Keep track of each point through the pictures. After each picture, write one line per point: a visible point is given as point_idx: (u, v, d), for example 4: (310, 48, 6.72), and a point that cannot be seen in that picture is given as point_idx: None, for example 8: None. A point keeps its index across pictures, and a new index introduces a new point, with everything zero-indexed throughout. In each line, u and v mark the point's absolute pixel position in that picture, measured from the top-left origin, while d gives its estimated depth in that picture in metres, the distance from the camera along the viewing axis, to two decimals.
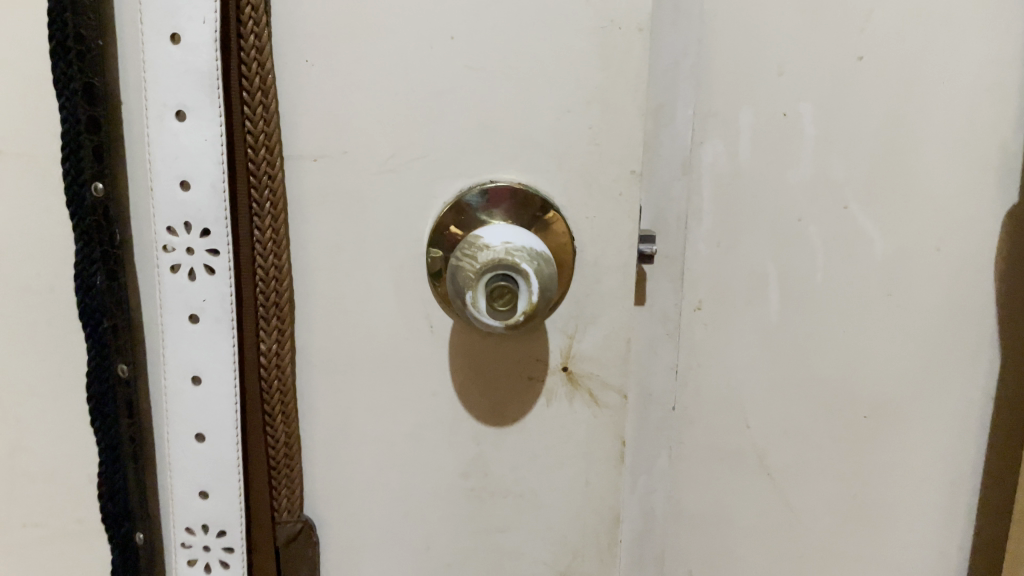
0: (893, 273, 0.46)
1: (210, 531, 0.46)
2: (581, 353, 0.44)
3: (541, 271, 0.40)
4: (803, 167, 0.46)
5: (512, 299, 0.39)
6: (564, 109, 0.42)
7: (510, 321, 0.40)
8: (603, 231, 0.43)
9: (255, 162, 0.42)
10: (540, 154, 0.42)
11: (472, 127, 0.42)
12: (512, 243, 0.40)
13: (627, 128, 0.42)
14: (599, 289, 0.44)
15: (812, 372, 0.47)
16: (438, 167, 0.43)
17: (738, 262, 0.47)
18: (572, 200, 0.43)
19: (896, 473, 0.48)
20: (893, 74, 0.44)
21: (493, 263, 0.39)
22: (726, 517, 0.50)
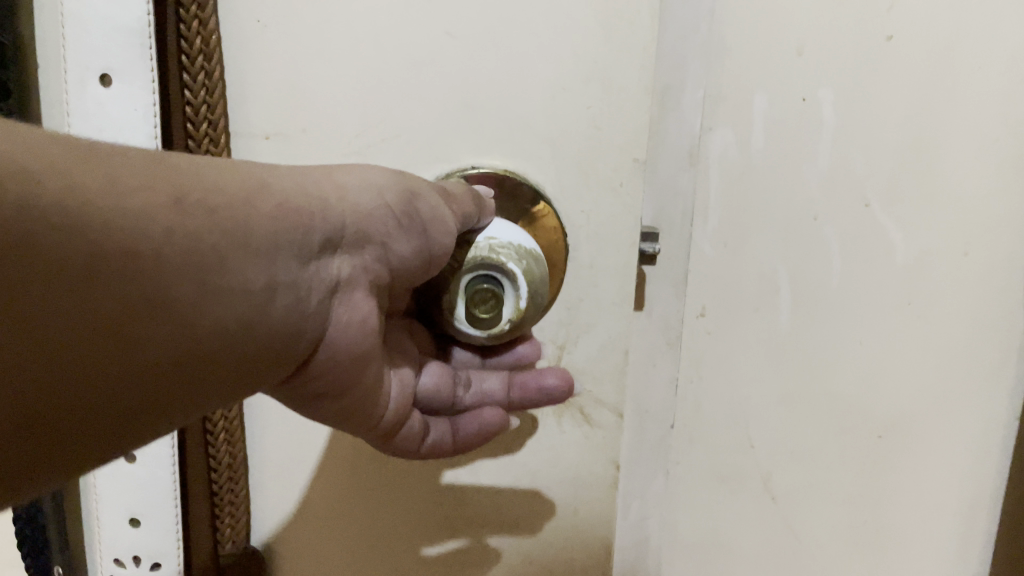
0: (916, 281, 0.41)
1: (142, 564, 0.40)
2: (573, 366, 0.40)
3: (531, 273, 0.34)
4: (821, 161, 0.40)
5: (497, 304, 0.34)
6: (559, 86, 0.35)
7: (494, 330, 0.35)
8: (600, 229, 0.38)
9: (195, 139, 0.36)
10: (530, 138, 0.36)
11: (451, 104, 0.36)
12: (496, 239, 0.34)
13: (632, 112, 0.36)
14: (594, 296, 0.39)
15: (825, 389, 0.43)
16: (413, 150, 0.37)
17: (746, 264, 0.42)
18: (566, 193, 0.37)
19: (909, 500, 0.44)
20: (924, 58, 0.39)
21: (476, 263, 0.34)
22: (728, 543, 0.46)
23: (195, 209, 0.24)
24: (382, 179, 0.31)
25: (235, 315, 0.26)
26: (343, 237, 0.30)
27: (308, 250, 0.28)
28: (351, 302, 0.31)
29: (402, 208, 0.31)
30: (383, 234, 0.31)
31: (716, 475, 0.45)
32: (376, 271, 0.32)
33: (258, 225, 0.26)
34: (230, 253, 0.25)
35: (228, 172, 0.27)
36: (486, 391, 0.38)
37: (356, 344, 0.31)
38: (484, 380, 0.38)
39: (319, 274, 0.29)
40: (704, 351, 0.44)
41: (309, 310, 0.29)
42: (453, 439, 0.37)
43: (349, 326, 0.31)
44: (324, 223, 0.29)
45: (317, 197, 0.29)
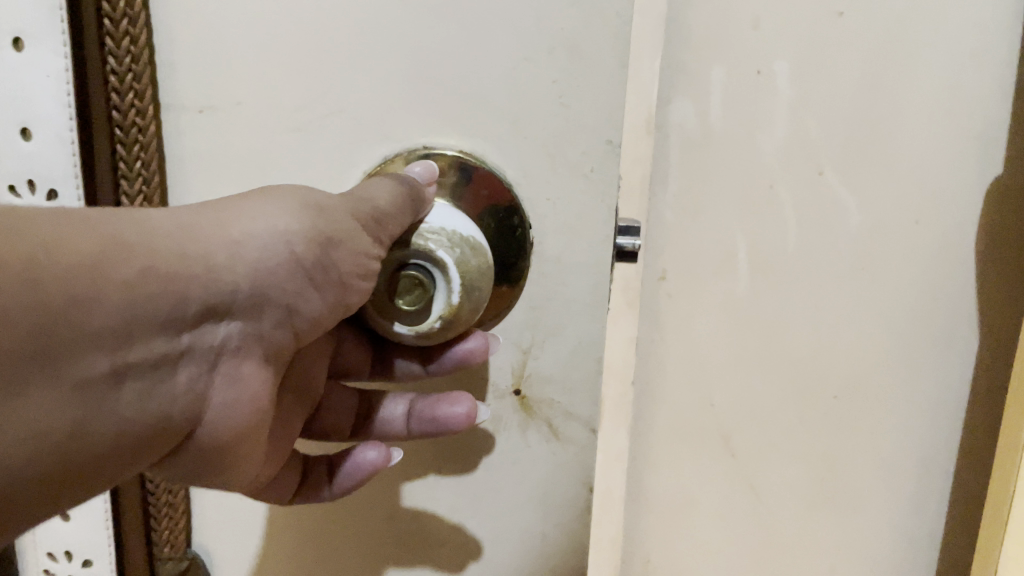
0: (872, 249, 0.42)
1: (74, 559, 0.37)
2: (540, 375, 0.36)
3: (466, 263, 0.30)
4: (778, 130, 0.41)
5: (426, 300, 0.30)
6: (522, 57, 0.31)
7: (423, 328, 0.31)
8: (572, 219, 0.33)
9: (120, 111, 0.32)
10: (491, 116, 0.32)
11: (404, 74, 0.31)
12: (426, 223, 0.30)
13: (603, 88, 0.31)
14: (563, 298, 0.34)
15: (785, 350, 0.44)
16: (361, 126, 0.32)
17: (707, 228, 0.43)
18: (530, 178, 0.33)
19: (865, 477, 0.45)
20: (879, 28, 0.39)
21: (407, 250, 0.30)
22: (685, 502, 0.49)
23: (16, 287, 0.19)
24: (290, 225, 0.26)
25: (68, 413, 0.22)
26: (236, 301, 0.26)
27: (183, 322, 0.24)
28: (239, 375, 0.27)
29: (310, 262, 0.27)
30: (290, 295, 0.27)
31: (680, 432, 0.47)
32: (274, 334, 0.28)
33: (110, 302, 0.22)
34: (73, 343, 0.21)
35: (78, 223, 0.21)
36: (385, 418, 0.36)
37: (240, 420, 0.28)
38: (386, 407, 0.36)
39: (193, 348, 0.25)
40: (664, 311, 0.46)
41: (175, 393, 0.25)
42: (330, 482, 0.35)
43: (232, 403, 0.27)
44: (204, 290, 0.24)
45: (204, 259, 0.24)
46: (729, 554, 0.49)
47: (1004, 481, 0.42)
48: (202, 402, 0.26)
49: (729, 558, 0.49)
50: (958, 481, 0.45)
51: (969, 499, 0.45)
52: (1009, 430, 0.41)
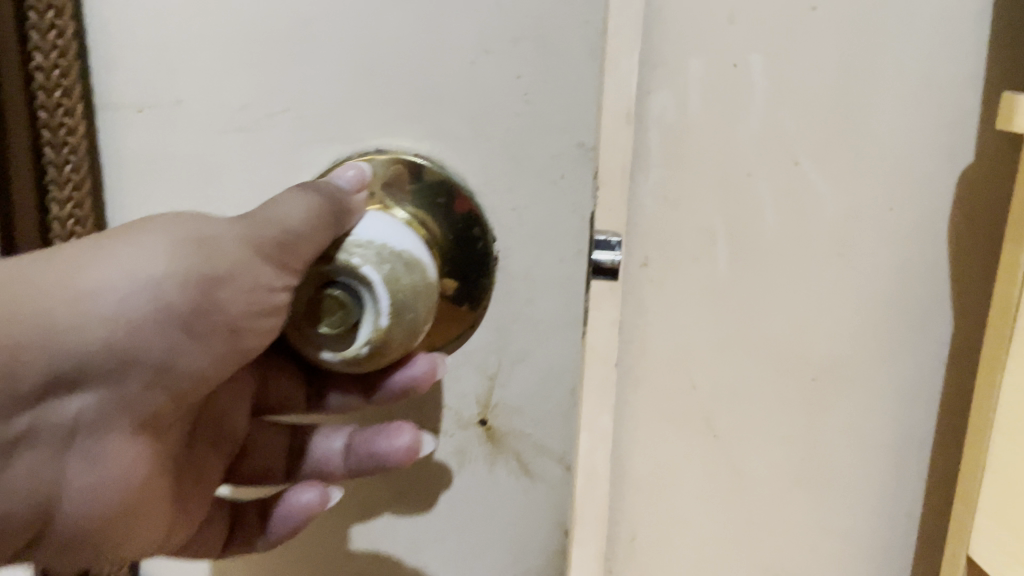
0: (849, 236, 0.45)
1: None
2: (507, 406, 0.33)
3: (395, 280, 0.27)
4: (755, 121, 0.43)
5: (351, 325, 0.27)
6: (482, 50, 0.28)
7: (349, 354, 0.27)
8: (540, 233, 0.31)
9: (46, 108, 0.28)
10: (449, 115, 0.29)
11: (361, 69, 0.29)
12: (357, 237, 0.28)
13: (567, 91, 0.29)
14: (530, 319, 0.32)
15: (765, 333, 0.46)
16: (308, 127, 0.30)
17: (686, 217, 0.44)
18: (494, 189, 0.30)
19: (843, 455, 0.47)
20: (848, 23, 0.42)
21: (333, 265, 0.27)
22: (671, 479, 0.48)
23: None
24: (158, 268, 0.25)
25: None
26: (88, 370, 0.25)
27: (19, 401, 0.24)
28: (105, 454, 0.27)
29: (185, 311, 0.26)
30: (161, 354, 0.26)
31: (667, 418, 0.47)
32: (148, 401, 0.27)
33: None
34: None
35: None
36: (324, 455, 0.34)
37: (111, 499, 0.28)
38: (324, 443, 0.34)
39: (37, 423, 0.25)
40: (648, 297, 0.45)
41: (12, 477, 0.25)
42: (264, 530, 0.33)
43: (96, 482, 0.27)
44: (48, 363, 0.24)
45: (41, 319, 0.23)
46: (711, 538, 0.49)
47: (974, 463, 0.44)
48: (57, 478, 0.26)
49: (711, 542, 0.49)
50: (934, 458, 0.48)
51: (943, 471, 0.48)
52: (977, 412, 0.44)
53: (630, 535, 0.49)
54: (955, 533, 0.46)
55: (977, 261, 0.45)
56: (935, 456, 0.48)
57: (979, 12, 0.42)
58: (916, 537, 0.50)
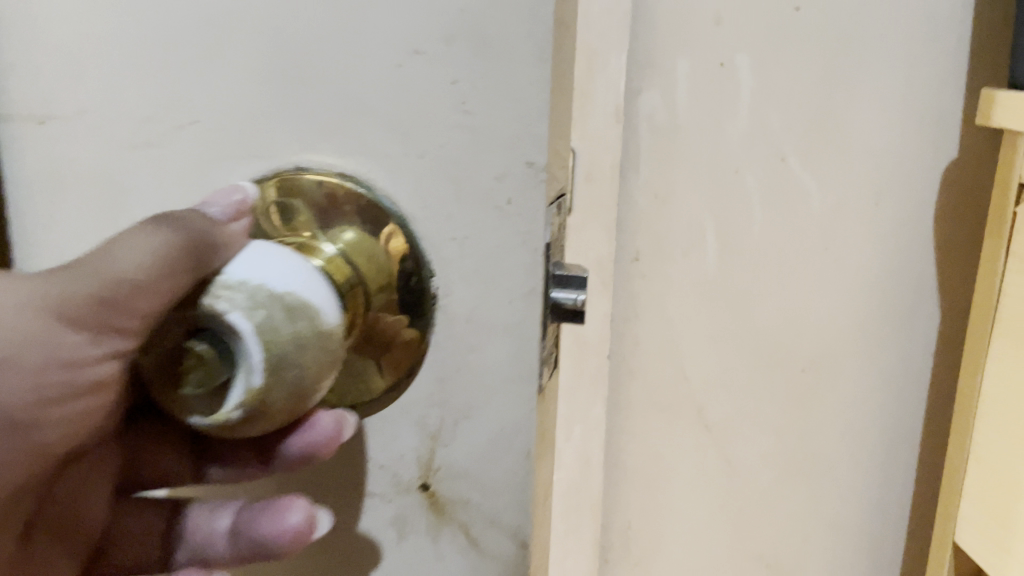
0: (836, 231, 0.46)
1: None
2: (451, 470, 0.30)
3: (274, 330, 0.21)
4: (741, 120, 0.44)
5: (223, 382, 0.21)
6: (413, 50, 0.26)
7: (219, 418, 0.21)
8: (483, 268, 0.28)
9: None
10: (371, 127, 0.27)
11: (264, 73, 0.27)
12: (231, 276, 0.22)
13: (505, 104, 0.26)
14: (477, 371, 0.29)
15: (755, 325, 0.47)
16: (217, 139, 0.28)
17: (676, 215, 0.45)
18: (427, 212, 0.28)
19: (834, 445, 0.49)
20: (831, 22, 0.43)
21: (193, 315, 0.22)
22: (664, 469, 0.49)
23: None
24: None
25: None
26: None
27: None
28: None
29: None
30: None
31: (658, 409, 0.48)
32: None
33: None
34: None
35: None
36: (205, 537, 0.29)
37: None
38: (206, 522, 0.29)
39: None
40: (639, 291, 0.46)
41: None
42: None
43: None
44: None
45: None
46: (704, 529, 0.50)
47: (959, 454, 0.45)
48: None
49: (703, 533, 0.50)
50: (924, 452, 0.49)
51: (932, 465, 0.49)
52: (961, 405, 0.44)
53: (625, 523, 0.50)
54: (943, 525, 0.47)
55: (965, 257, 0.46)
56: (925, 449, 0.49)
57: (961, 11, 0.43)
58: (907, 529, 0.51)
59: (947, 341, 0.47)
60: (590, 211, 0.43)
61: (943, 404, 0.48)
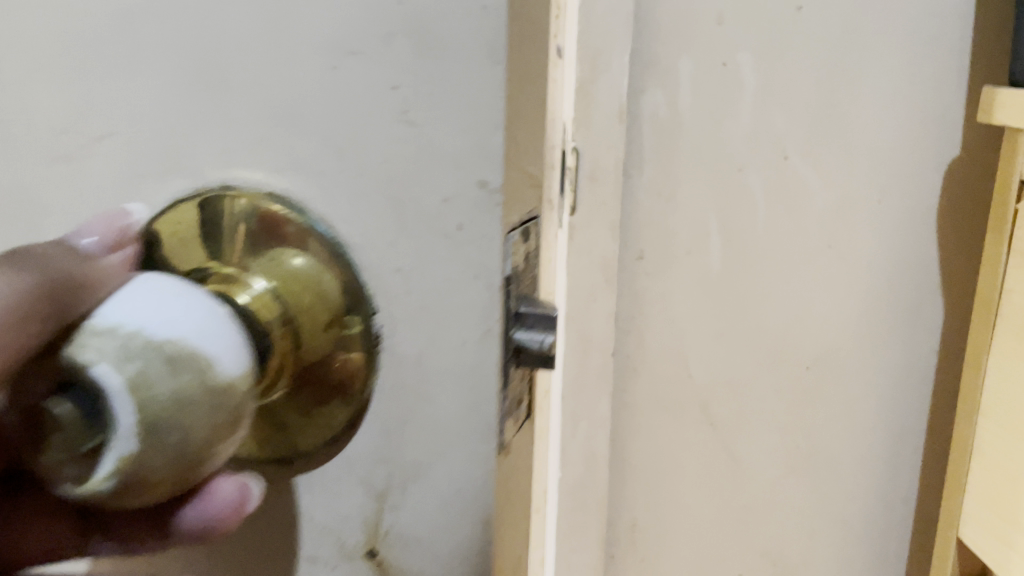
0: (839, 228, 0.46)
1: None
2: (403, 546, 0.20)
3: (156, 382, 0.14)
4: (744, 119, 0.44)
5: (82, 456, 0.14)
6: (344, 51, 0.18)
7: (93, 485, 0.14)
8: (431, 303, 0.19)
9: None
10: (306, 139, 0.19)
11: (173, 82, 0.19)
12: (96, 323, 0.14)
13: (457, 109, 0.18)
14: (425, 423, 0.19)
15: (758, 323, 0.47)
16: (139, 158, 0.20)
17: (679, 212, 0.45)
18: (371, 241, 0.19)
19: (839, 441, 0.49)
20: (834, 21, 0.43)
21: (54, 366, 0.14)
22: (669, 466, 0.49)
23: None
24: None
25: None
26: None
27: None
28: None
29: None
30: None
31: (663, 405, 0.48)
32: None
33: None
34: None
35: None
36: None
37: None
38: None
39: None
40: (644, 289, 0.47)
41: None
42: None
43: None
44: None
45: None
46: (710, 525, 0.50)
47: (963, 449, 0.45)
48: None
49: (708, 529, 0.51)
50: (928, 448, 0.49)
51: (936, 461, 0.50)
52: (966, 400, 0.45)
53: (631, 519, 0.51)
54: (946, 520, 0.47)
55: (967, 254, 0.47)
56: (928, 445, 0.49)
57: (963, 8, 0.43)
58: (912, 525, 0.51)
59: (949, 338, 0.48)
60: (594, 210, 0.43)
61: (947, 400, 0.49)
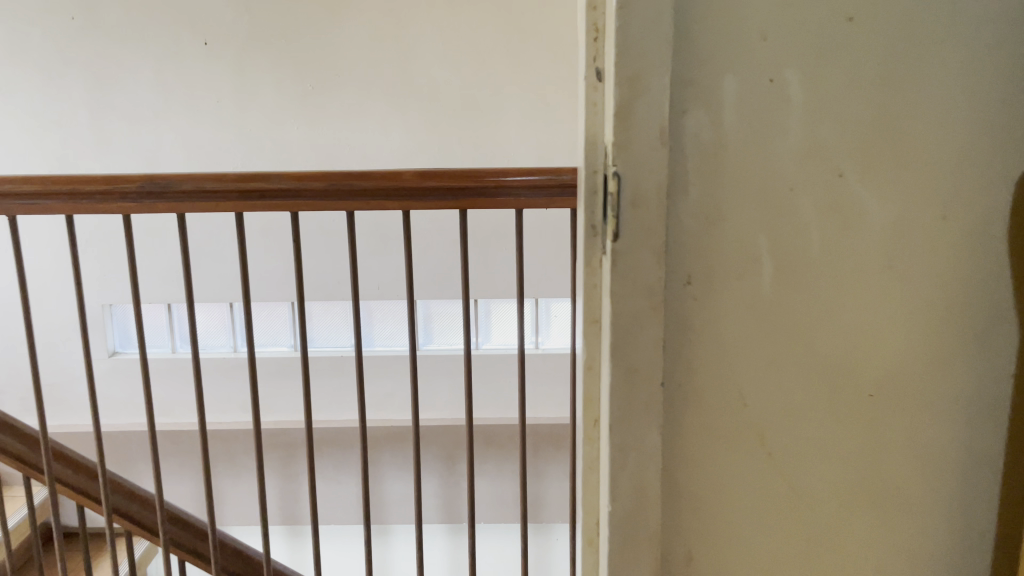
0: (897, 246, 0.44)
1: None
2: None
3: None
4: (793, 137, 0.43)
5: None
6: None
7: None
8: None
9: None
10: None
11: None
12: None
13: None
14: None
15: (815, 348, 0.45)
16: None
17: (727, 236, 0.44)
18: None
19: (907, 473, 0.46)
20: (883, 33, 0.42)
21: None
22: (726, 501, 0.47)
23: None
24: None
25: None
26: None
27: None
28: None
29: None
30: None
31: (717, 437, 0.46)
32: None
33: None
34: None
35: None
36: None
37: None
38: None
39: None
40: (692, 315, 0.45)
41: None
42: None
43: None
44: None
45: None
46: (771, 562, 0.48)
47: None
48: None
49: (770, 567, 0.48)
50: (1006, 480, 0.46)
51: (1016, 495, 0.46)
52: None
53: (687, 555, 0.48)
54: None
55: None
56: (1007, 478, 0.46)
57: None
58: (994, 566, 0.47)
59: None
60: (637, 235, 0.42)
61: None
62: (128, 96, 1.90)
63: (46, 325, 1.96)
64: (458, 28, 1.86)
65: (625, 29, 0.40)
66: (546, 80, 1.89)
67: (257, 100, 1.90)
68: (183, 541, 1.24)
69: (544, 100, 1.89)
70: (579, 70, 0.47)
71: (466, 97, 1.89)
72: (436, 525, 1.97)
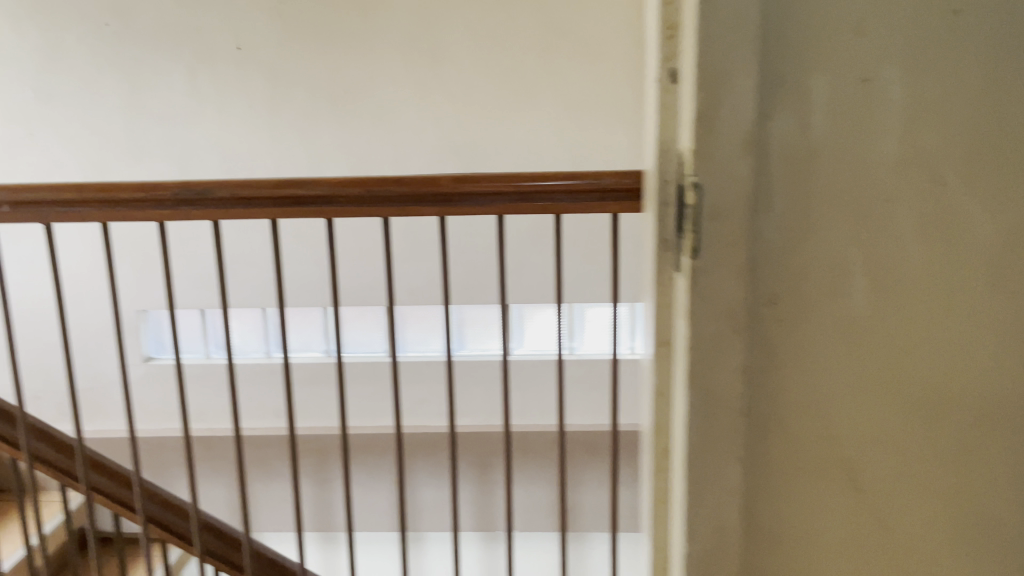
0: (1008, 264, 0.39)
1: None
2: None
3: None
4: (889, 143, 0.39)
5: None
6: None
7: None
8: None
9: None
10: None
11: None
12: None
13: None
14: None
15: (912, 375, 0.41)
16: None
17: (815, 252, 0.40)
18: None
19: (1016, 521, 0.41)
20: (993, 26, 0.37)
21: None
22: (811, 539, 0.43)
23: None
24: None
25: None
26: None
27: None
28: None
29: None
30: None
31: (801, 470, 0.42)
32: None
33: None
34: None
35: None
36: None
37: None
38: None
39: None
40: (775, 340, 0.41)
41: None
42: None
43: None
44: None
45: None
46: None
47: None
48: None
49: None
50: None
51: None
52: None
53: None
54: None
55: None
56: None
57: None
58: None
59: None
60: (717, 252, 0.39)
61: None
62: (162, 101, 1.90)
63: (83, 330, 1.96)
64: (491, 28, 1.82)
65: (705, 28, 0.37)
66: (581, 79, 1.84)
67: (289, 103, 1.88)
68: (221, 553, 1.23)
69: (580, 100, 1.85)
70: (649, 74, 0.44)
71: (500, 98, 1.86)
72: (472, 533, 1.95)
